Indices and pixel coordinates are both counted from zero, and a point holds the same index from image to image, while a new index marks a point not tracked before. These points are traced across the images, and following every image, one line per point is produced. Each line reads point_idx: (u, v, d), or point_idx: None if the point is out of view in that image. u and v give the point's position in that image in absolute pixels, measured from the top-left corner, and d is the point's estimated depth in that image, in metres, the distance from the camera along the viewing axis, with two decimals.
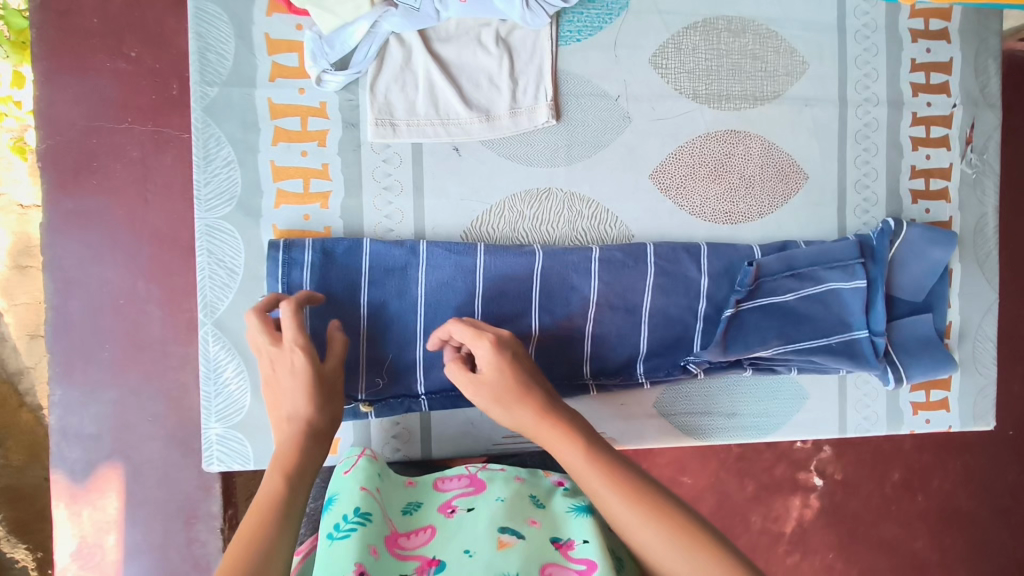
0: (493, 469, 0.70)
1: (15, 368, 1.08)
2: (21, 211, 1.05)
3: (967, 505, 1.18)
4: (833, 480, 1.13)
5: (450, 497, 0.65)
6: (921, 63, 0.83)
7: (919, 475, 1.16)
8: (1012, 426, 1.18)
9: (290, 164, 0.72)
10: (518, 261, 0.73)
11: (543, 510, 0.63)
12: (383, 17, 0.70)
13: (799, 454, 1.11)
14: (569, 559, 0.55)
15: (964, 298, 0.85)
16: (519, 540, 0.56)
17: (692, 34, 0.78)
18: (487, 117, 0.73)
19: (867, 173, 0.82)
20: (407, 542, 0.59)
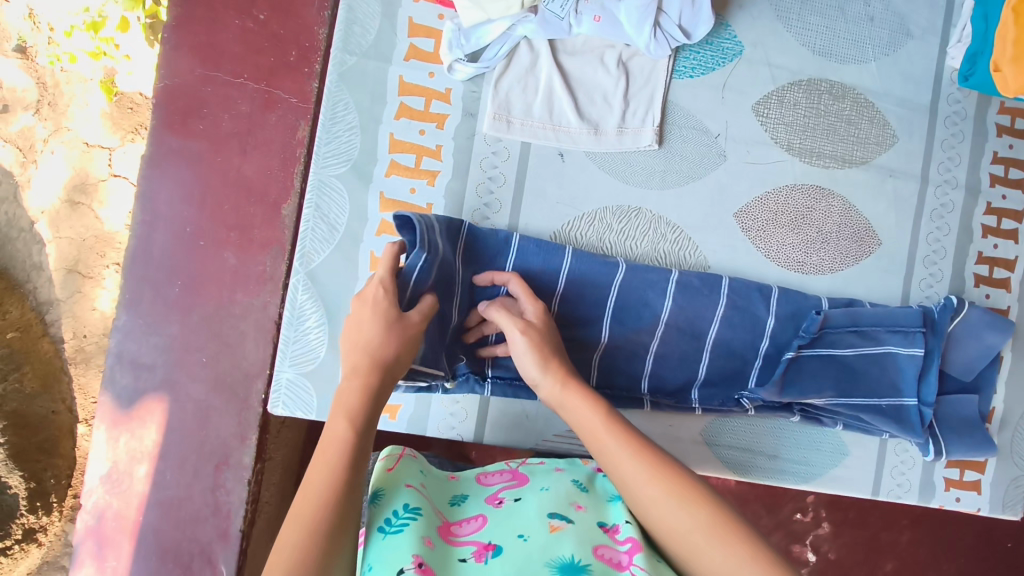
0: (533, 464, 0.72)
1: (46, 299, 1.18)
2: (88, 150, 1.17)
3: None
4: (826, 558, 1.20)
5: (495, 490, 0.67)
6: (1002, 156, 0.87)
7: (911, 570, 1.21)
8: (1011, 538, 1.22)
9: (407, 140, 0.76)
10: (601, 269, 0.76)
11: (587, 495, 0.66)
12: (521, 21, 0.75)
13: (798, 526, 1.19)
14: (615, 541, 0.59)
15: (1010, 387, 0.88)
16: (569, 525, 0.59)
17: (796, 90, 0.83)
18: (595, 131, 0.78)
19: (936, 251, 0.86)
20: (461, 531, 0.61)
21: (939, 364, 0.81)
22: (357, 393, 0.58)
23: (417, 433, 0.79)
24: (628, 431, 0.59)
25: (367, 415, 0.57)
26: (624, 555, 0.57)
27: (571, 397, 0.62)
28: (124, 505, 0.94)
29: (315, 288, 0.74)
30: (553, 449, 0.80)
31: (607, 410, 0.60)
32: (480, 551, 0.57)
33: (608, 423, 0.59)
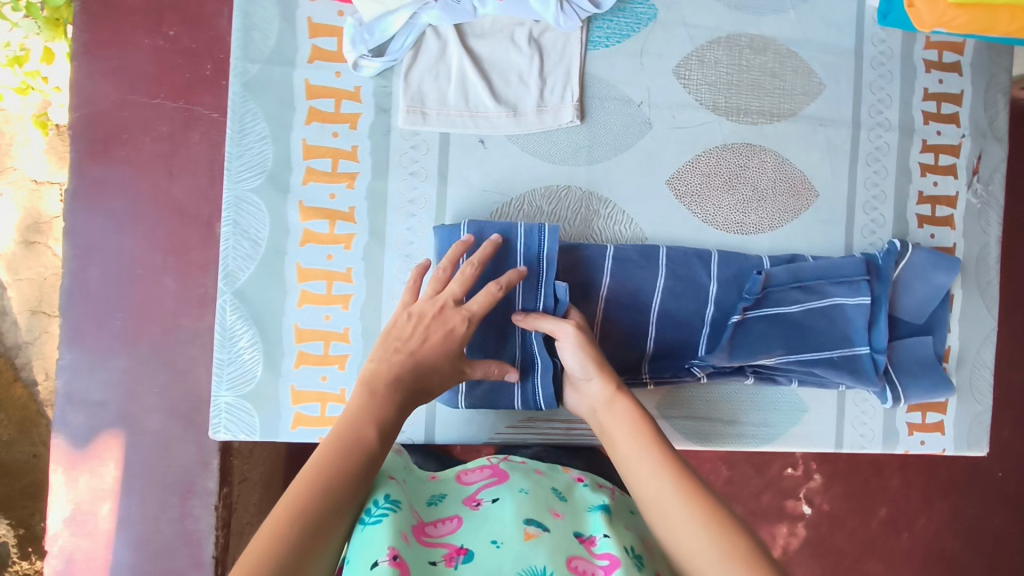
0: (515, 461, 0.70)
1: (13, 342, 1.13)
2: (35, 187, 1.13)
3: (953, 547, 1.23)
4: (820, 510, 1.20)
5: (474, 489, 0.64)
6: (933, 92, 0.86)
7: (904, 513, 1.22)
8: (1002, 468, 1.23)
9: (321, 144, 0.73)
10: None
11: (565, 503, 0.63)
12: (423, 9, 0.72)
13: (788, 482, 1.19)
14: (592, 554, 0.56)
15: (964, 325, 0.87)
16: (545, 532, 0.57)
17: (715, 48, 0.81)
18: (514, 113, 0.76)
19: (875, 195, 0.85)
20: (435, 530, 0.59)
21: (887, 310, 0.81)
22: (378, 400, 0.58)
23: None
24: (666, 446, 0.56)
25: (388, 425, 0.57)
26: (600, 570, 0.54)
27: (618, 402, 0.61)
28: (93, 545, 0.92)
29: (244, 306, 0.72)
30: (507, 440, 0.80)
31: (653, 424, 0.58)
32: (452, 554, 0.55)
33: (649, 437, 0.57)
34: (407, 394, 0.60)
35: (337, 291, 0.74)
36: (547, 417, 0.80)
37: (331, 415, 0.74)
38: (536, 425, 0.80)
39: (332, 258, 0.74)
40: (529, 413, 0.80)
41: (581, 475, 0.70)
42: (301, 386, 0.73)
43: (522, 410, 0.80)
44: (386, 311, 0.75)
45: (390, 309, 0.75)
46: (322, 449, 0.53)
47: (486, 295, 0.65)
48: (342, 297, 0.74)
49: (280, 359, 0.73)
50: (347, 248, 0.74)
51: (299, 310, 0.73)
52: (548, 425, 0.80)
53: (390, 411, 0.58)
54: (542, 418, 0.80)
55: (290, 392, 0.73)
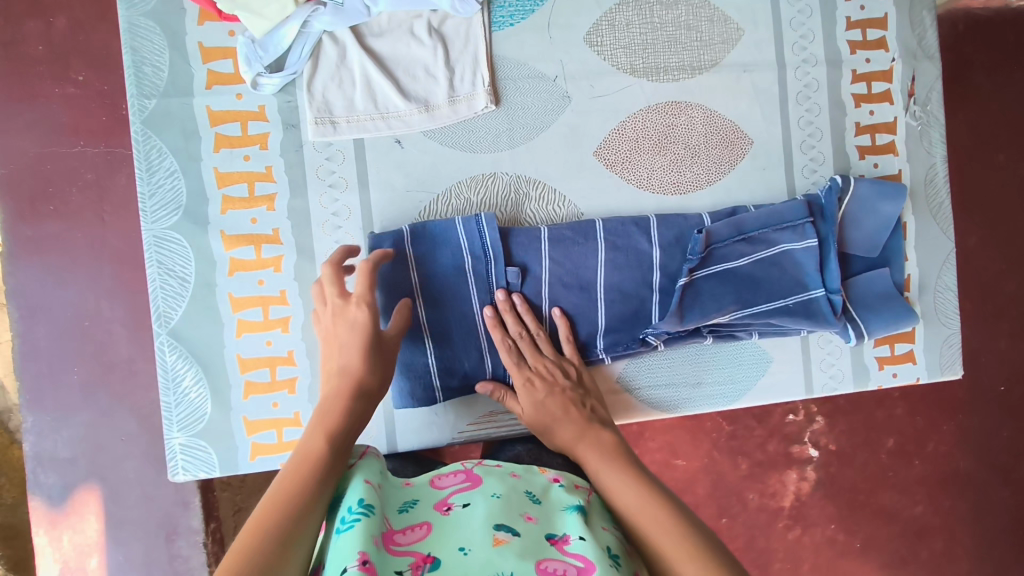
0: (489, 466, 0.63)
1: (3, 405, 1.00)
2: None
3: (964, 465, 1.24)
4: (827, 450, 1.19)
5: (445, 493, 0.58)
6: (856, 21, 0.83)
7: (912, 441, 1.22)
8: (1003, 382, 1.24)
9: (233, 169, 0.72)
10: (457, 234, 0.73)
11: (540, 505, 0.58)
12: (313, 16, 0.70)
13: (790, 428, 1.18)
14: (564, 554, 0.50)
15: (920, 251, 0.85)
16: (516, 537, 0.51)
17: (625, 9, 0.79)
18: (426, 108, 0.74)
19: (811, 134, 0.83)
20: (402, 539, 0.52)
21: (837, 248, 0.79)
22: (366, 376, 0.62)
23: None
24: (631, 471, 0.57)
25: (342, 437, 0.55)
26: (572, 570, 0.48)
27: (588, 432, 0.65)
28: None
29: (182, 346, 0.71)
30: (472, 438, 0.79)
31: (614, 458, 0.59)
32: (418, 562, 0.48)
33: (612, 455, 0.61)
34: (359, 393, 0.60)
35: (274, 315, 0.73)
36: (508, 410, 0.79)
37: (288, 440, 0.73)
38: (499, 419, 0.79)
39: (263, 283, 0.72)
40: (489, 408, 0.79)
41: (557, 477, 0.64)
42: (253, 416, 0.73)
43: (482, 406, 0.79)
44: None
45: None
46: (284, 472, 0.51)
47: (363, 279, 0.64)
48: (280, 320, 0.73)
49: (227, 393, 0.72)
50: (277, 271, 0.72)
51: (240, 340, 0.72)
52: (511, 418, 0.79)
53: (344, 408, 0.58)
54: (503, 411, 0.79)
55: (243, 424, 0.72)
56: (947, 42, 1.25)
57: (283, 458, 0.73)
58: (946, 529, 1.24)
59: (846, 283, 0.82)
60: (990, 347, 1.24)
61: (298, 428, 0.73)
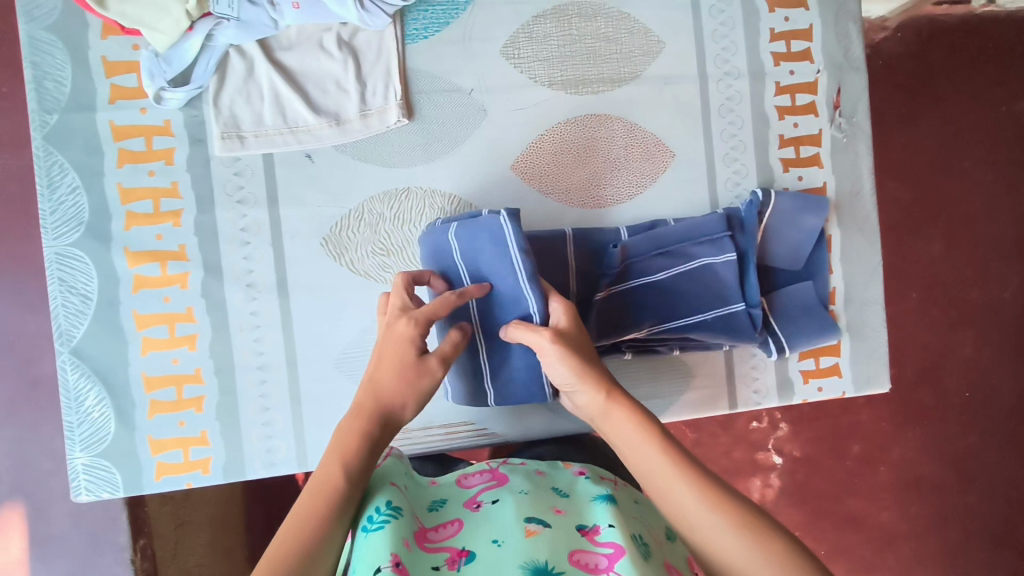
0: (513, 462, 0.61)
1: None
2: None
3: (931, 471, 1.30)
4: (794, 457, 1.28)
5: (474, 492, 0.55)
6: (780, 32, 0.83)
7: (879, 446, 1.30)
8: (969, 388, 1.30)
9: (137, 185, 0.71)
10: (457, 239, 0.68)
11: (568, 499, 0.54)
12: (217, 29, 0.69)
13: (756, 435, 1.28)
14: (595, 543, 0.47)
15: (846, 264, 0.85)
16: (547, 527, 0.48)
17: (543, 21, 0.78)
18: (337, 122, 0.73)
19: (734, 147, 0.82)
20: (432, 537, 0.50)
21: (755, 261, 0.78)
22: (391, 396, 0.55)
23: (239, 477, 0.73)
24: (683, 460, 0.47)
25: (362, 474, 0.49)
26: (604, 560, 0.45)
27: (612, 410, 0.51)
28: None
29: (85, 364, 0.70)
30: None
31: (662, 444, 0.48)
32: (453, 558, 0.46)
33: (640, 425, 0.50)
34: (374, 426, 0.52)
35: (180, 332, 0.72)
36: (423, 426, 0.79)
37: (195, 459, 0.72)
38: (414, 435, 0.78)
39: (168, 300, 0.71)
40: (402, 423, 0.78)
41: (582, 469, 0.61)
42: (159, 435, 0.71)
43: None
44: (237, 344, 0.73)
45: (240, 342, 0.73)
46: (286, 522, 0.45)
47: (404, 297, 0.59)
48: (187, 338, 0.72)
49: (132, 412, 0.71)
50: (183, 288, 0.71)
51: (144, 359, 0.71)
52: (425, 433, 0.79)
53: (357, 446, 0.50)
54: (416, 426, 0.78)
55: (148, 443, 0.71)
56: (912, 47, 1.29)
57: (190, 477, 0.72)
58: (913, 534, 1.30)
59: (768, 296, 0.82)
60: (955, 352, 1.30)
61: (206, 447, 0.72)
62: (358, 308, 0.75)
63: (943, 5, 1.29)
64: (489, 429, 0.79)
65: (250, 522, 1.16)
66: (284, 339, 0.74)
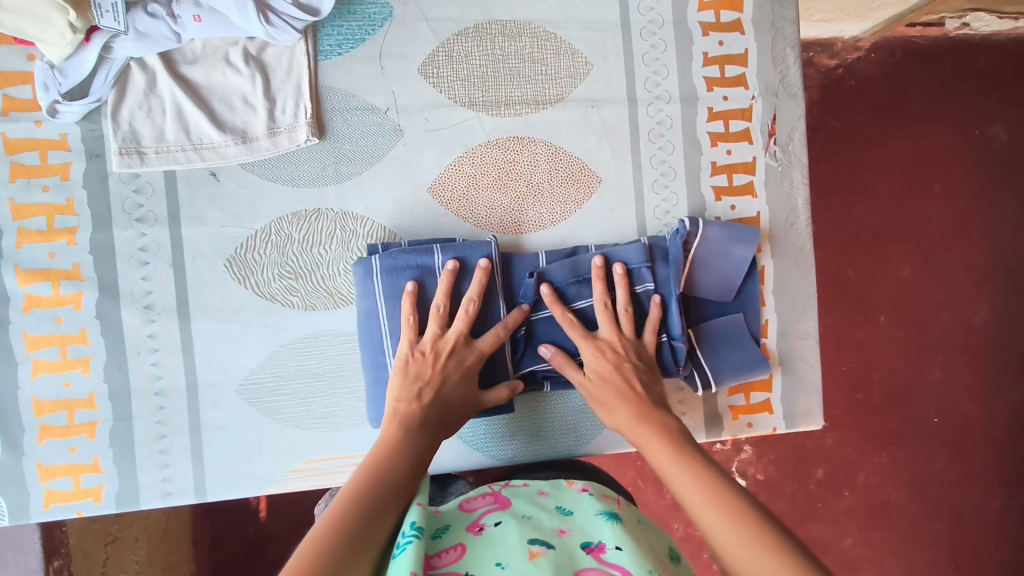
0: (515, 485, 0.62)
1: None
2: None
3: (895, 498, 1.28)
4: (755, 479, 1.27)
5: (477, 515, 0.55)
6: (713, 56, 0.80)
7: (843, 472, 1.27)
8: (936, 413, 1.28)
9: (30, 201, 0.68)
10: (422, 261, 0.69)
11: (571, 518, 0.55)
12: (115, 41, 0.66)
13: (720, 456, 1.26)
14: (601, 563, 0.47)
15: (779, 295, 0.82)
16: (550, 549, 0.48)
17: (464, 40, 0.76)
18: (243, 140, 0.70)
19: (664, 173, 0.80)
20: (435, 564, 0.49)
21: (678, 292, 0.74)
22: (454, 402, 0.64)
23: (132, 507, 0.70)
24: (700, 464, 0.55)
25: (417, 464, 0.57)
26: None
27: (648, 419, 0.63)
28: None
29: None
30: (288, 488, 0.72)
31: (683, 452, 0.57)
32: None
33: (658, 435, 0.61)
34: (436, 427, 0.62)
35: (73, 355, 0.69)
36: (329, 456, 0.72)
37: (87, 487, 0.69)
38: (318, 466, 0.72)
39: (61, 321, 0.68)
40: (308, 453, 0.72)
41: (585, 486, 0.61)
42: (48, 461, 0.68)
43: None
44: (133, 368, 0.70)
45: (137, 366, 0.70)
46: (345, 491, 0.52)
47: (469, 317, 0.67)
48: (80, 360, 0.69)
49: (20, 438, 0.68)
50: (77, 308, 0.69)
51: (35, 381, 0.68)
52: (332, 465, 0.72)
53: (419, 436, 0.59)
54: (323, 457, 0.72)
55: (37, 470, 0.68)
56: (885, 68, 1.26)
57: (81, 506, 0.69)
58: (875, 562, 1.27)
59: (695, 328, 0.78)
60: (922, 377, 1.28)
61: (97, 474, 0.69)
62: (261, 333, 0.71)
63: (917, 26, 1.26)
64: None
65: (196, 538, 1.14)
66: (184, 363, 0.71)
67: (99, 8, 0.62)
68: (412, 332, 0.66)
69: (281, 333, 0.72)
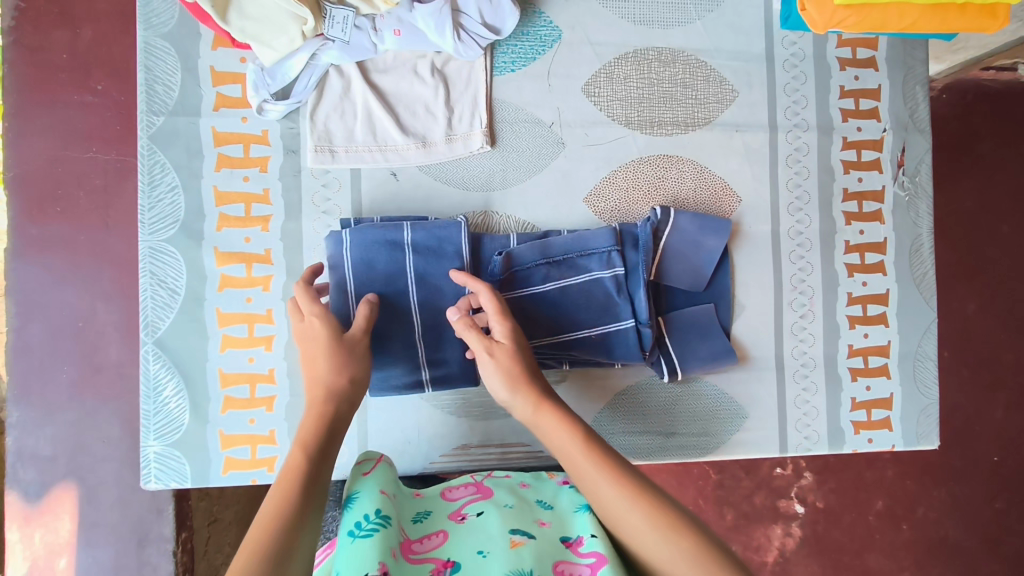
0: (498, 478, 0.66)
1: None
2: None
3: (954, 535, 1.29)
4: (814, 507, 1.28)
5: (459, 505, 0.59)
6: (849, 89, 0.86)
7: (902, 504, 1.29)
8: (998, 452, 1.29)
9: (231, 190, 0.74)
10: (383, 235, 0.72)
11: (550, 510, 0.58)
12: (321, 49, 0.72)
13: (779, 482, 1.28)
14: (578, 555, 0.50)
15: (902, 318, 0.86)
16: (531, 539, 0.51)
17: (623, 63, 0.82)
18: (423, 143, 0.76)
19: (799, 197, 0.85)
20: (418, 549, 0.51)
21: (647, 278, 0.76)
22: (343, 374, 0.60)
23: None
24: (563, 413, 0.58)
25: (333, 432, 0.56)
26: (586, 569, 0.48)
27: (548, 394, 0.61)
28: None
29: (166, 356, 0.73)
30: (443, 470, 0.78)
31: (545, 400, 0.60)
32: (438, 567, 0.48)
33: (544, 394, 0.61)
34: (338, 403, 0.59)
35: (258, 333, 0.74)
36: (480, 443, 0.79)
37: (261, 457, 0.73)
38: (470, 453, 0.79)
39: (250, 301, 0.74)
40: (462, 440, 0.79)
41: (566, 481, 0.65)
42: (229, 430, 0.73)
43: (456, 438, 0.79)
44: None
45: None
46: (268, 501, 0.46)
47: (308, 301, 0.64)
48: (264, 338, 0.74)
49: (205, 406, 0.73)
50: (265, 290, 0.74)
51: (223, 355, 0.74)
52: (483, 451, 0.79)
53: (331, 415, 0.57)
54: (476, 444, 0.79)
55: (218, 438, 0.73)
56: (956, 109, 1.31)
57: (255, 475, 0.73)
58: None
59: (674, 317, 0.80)
60: (987, 416, 1.30)
61: (272, 446, 0.73)
62: None
63: (990, 70, 1.29)
64: (544, 453, 0.79)
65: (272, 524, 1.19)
66: None
67: (330, 21, 0.70)
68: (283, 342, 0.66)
69: None
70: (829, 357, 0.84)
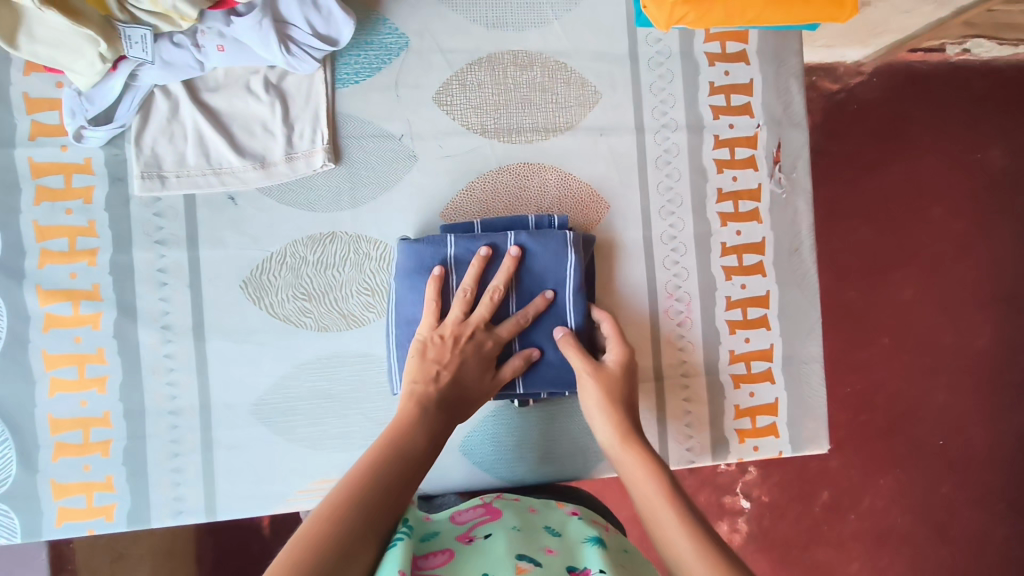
0: (507, 502, 0.65)
1: None
2: None
3: (900, 523, 1.26)
4: (760, 501, 1.25)
5: (470, 528, 0.58)
6: (719, 86, 0.83)
7: (847, 494, 1.26)
8: (941, 436, 1.27)
9: (53, 223, 0.70)
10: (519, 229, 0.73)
11: (560, 538, 0.56)
12: (140, 70, 0.67)
13: (722, 478, 1.25)
14: None
15: (784, 319, 0.83)
16: (537, 566, 0.49)
17: (477, 68, 0.78)
18: (262, 165, 0.72)
19: (671, 200, 0.81)
20: (424, 564, 0.52)
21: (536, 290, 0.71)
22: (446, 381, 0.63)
23: (143, 526, 0.70)
24: (650, 456, 0.57)
25: (434, 438, 0.59)
26: None
27: (632, 440, 0.60)
28: None
29: None
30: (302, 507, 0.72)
31: (631, 436, 0.60)
32: None
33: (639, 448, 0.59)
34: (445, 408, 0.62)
35: (89, 374, 0.70)
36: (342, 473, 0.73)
37: (99, 505, 0.69)
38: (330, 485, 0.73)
39: (79, 341, 0.70)
40: None
41: (575, 511, 0.63)
42: (62, 479, 0.69)
43: None
44: (148, 387, 0.71)
45: (152, 385, 0.71)
46: (333, 497, 0.48)
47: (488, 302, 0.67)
48: (96, 379, 0.70)
49: (35, 456, 0.69)
50: (95, 328, 0.70)
51: (52, 400, 0.69)
52: None
53: (434, 419, 0.60)
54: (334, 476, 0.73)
55: (50, 488, 0.69)
56: (886, 92, 1.26)
57: (93, 524, 0.69)
58: None
59: None
60: (928, 401, 1.28)
61: (109, 493, 0.70)
62: (275, 353, 0.73)
63: (919, 52, 1.25)
64: None
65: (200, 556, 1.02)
66: (198, 384, 0.72)
67: (128, 39, 0.64)
68: (433, 318, 0.66)
69: (294, 353, 0.73)
70: (709, 364, 0.82)
